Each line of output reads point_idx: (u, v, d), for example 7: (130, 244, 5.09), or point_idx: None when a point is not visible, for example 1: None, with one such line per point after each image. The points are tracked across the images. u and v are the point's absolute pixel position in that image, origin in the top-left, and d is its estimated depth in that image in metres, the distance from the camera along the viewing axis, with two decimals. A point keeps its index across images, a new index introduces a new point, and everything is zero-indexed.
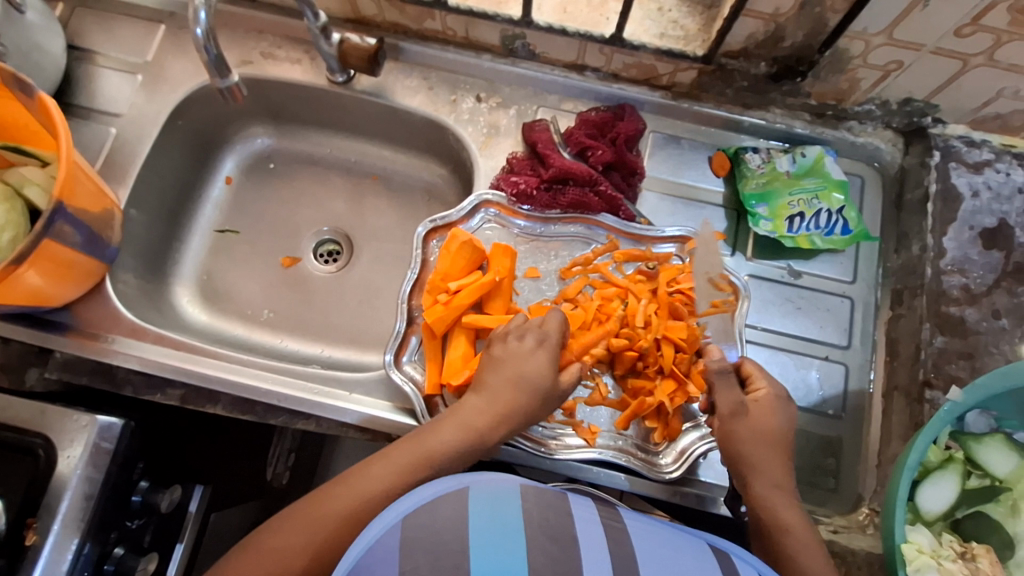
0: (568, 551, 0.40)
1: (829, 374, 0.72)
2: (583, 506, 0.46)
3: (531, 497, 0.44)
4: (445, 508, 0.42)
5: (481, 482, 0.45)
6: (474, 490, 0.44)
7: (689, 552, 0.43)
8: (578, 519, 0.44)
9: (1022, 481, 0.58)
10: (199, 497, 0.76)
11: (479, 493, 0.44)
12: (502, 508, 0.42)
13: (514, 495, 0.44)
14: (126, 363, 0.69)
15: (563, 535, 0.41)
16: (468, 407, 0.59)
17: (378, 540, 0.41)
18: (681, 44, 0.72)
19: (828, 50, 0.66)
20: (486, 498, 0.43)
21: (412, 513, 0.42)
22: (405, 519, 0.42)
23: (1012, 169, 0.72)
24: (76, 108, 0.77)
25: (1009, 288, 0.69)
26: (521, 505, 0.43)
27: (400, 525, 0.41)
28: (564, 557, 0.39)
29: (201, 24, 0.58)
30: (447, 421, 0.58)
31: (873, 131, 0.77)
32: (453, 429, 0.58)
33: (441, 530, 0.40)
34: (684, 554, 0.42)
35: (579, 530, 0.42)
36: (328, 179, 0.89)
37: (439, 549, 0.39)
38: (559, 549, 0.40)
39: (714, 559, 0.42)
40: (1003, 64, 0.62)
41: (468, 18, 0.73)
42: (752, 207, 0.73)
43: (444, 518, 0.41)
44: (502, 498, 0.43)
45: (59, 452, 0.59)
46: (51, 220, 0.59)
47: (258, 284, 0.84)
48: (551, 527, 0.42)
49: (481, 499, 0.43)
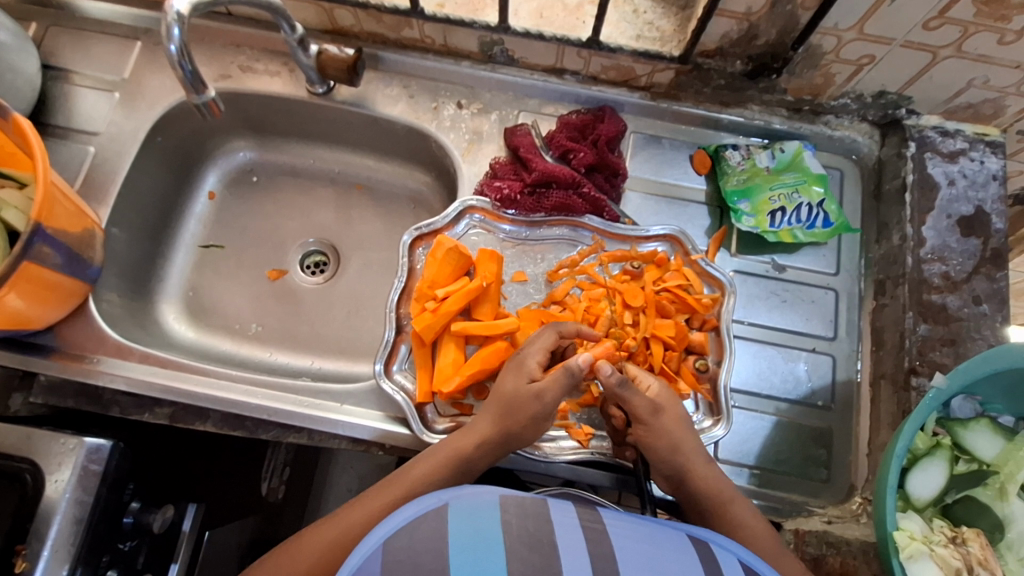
0: (549, 557, 0.40)
1: (817, 365, 0.72)
2: (562, 511, 0.46)
3: (510, 507, 0.44)
4: (424, 528, 0.42)
5: (459, 496, 0.45)
6: (453, 506, 0.44)
7: (667, 544, 0.44)
8: (558, 524, 0.44)
9: (1008, 463, 0.59)
10: (193, 515, 0.74)
11: (459, 509, 0.44)
12: (483, 521, 0.42)
13: (494, 508, 0.44)
14: (113, 383, 0.68)
15: (543, 540, 0.42)
16: (467, 452, 0.59)
17: (359, 566, 0.40)
18: (657, 45, 0.73)
19: (801, 47, 0.67)
20: (464, 514, 0.43)
21: (391, 536, 0.41)
22: (386, 543, 0.41)
23: (985, 157, 0.73)
24: (53, 128, 0.76)
25: (989, 274, 0.70)
26: (501, 518, 0.43)
27: (381, 551, 0.40)
28: (544, 562, 0.39)
29: (176, 41, 0.57)
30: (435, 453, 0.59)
31: (850, 124, 0.78)
32: (446, 472, 0.58)
33: (421, 548, 0.40)
34: (664, 547, 0.43)
35: (558, 536, 0.42)
36: (313, 190, 0.88)
37: (421, 564, 0.39)
38: (539, 558, 0.40)
39: (694, 550, 0.43)
40: (971, 55, 0.63)
41: (445, 25, 0.74)
42: (734, 203, 0.74)
43: (423, 539, 0.41)
44: (481, 511, 0.44)
45: (46, 477, 0.59)
46: (30, 241, 0.58)
47: (245, 298, 0.83)
48: (530, 535, 0.42)
49: (461, 517, 0.43)
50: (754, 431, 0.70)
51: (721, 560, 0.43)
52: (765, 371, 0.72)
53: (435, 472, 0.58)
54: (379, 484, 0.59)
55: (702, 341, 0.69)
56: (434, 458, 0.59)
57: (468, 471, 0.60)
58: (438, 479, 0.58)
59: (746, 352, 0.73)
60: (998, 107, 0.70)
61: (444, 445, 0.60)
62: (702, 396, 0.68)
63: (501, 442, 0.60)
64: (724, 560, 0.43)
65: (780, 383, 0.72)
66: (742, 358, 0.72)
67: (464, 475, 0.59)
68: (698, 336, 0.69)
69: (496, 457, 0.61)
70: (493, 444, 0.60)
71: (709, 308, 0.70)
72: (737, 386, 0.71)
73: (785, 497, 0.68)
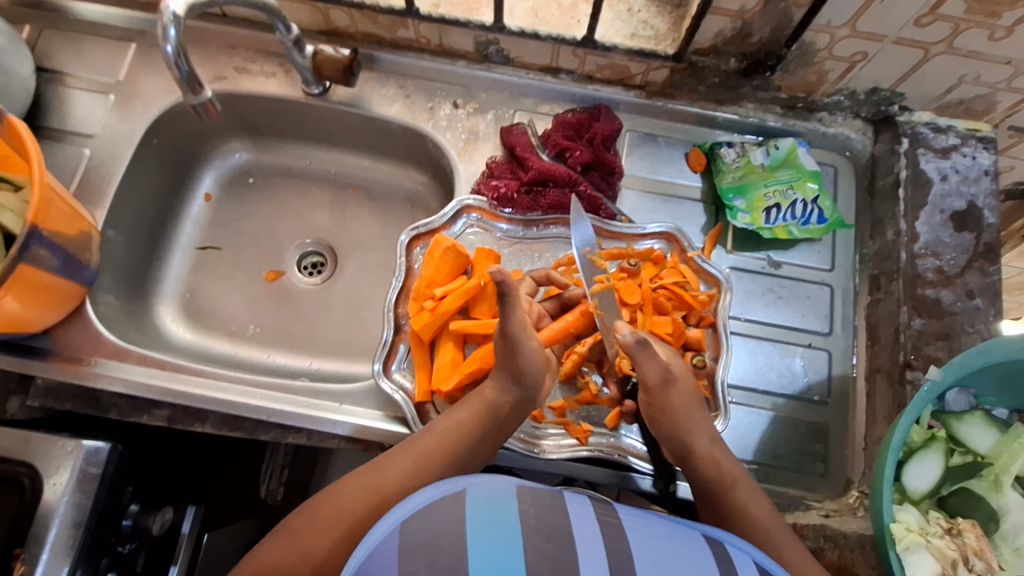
0: (565, 550, 0.41)
1: (814, 361, 0.73)
2: (579, 504, 0.46)
3: (527, 498, 0.45)
4: (441, 511, 0.43)
5: (477, 483, 0.46)
6: (471, 491, 0.45)
7: (681, 542, 0.44)
8: (573, 517, 0.44)
9: (1002, 455, 0.59)
10: (192, 517, 0.75)
11: (477, 494, 0.44)
12: (500, 511, 0.43)
13: (511, 497, 0.44)
14: (111, 386, 0.68)
15: (560, 533, 0.42)
16: (487, 395, 0.62)
17: (376, 548, 0.41)
18: (652, 43, 0.73)
19: (794, 45, 0.67)
20: (483, 501, 0.44)
21: (410, 518, 0.43)
22: (403, 525, 0.42)
23: (978, 152, 0.74)
24: (47, 131, 0.76)
25: (982, 268, 0.71)
26: (517, 508, 0.43)
27: (398, 531, 0.42)
28: (561, 555, 0.40)
29: (173, 41, 0.57)
30: (468, 406, 0.62)
31: (843, 121, 0.79)
32: (473, 419, 0.60)
33: (438, 530, 0.41)
34: (679, 544, 0.44)
35: (576, 529, 0.43)
36: (309, 191, 0.88)
37: (439, 550, 0.39)
38: (555, 548, 0.41)
39: (710, 549, 0.44)
40: (962, 51, 0.63)
41: (440, 25, 0.74)
42: (729, 200, 0.74)
43: (441, 523, 0.42)
44: (500, 499, 0.44)
45: (45, 480, 0.59)
46: (27, 244, 0.58)
47: (242, 299, 0.83)
48: (547, 526, 0.42)
49: (479, 502, 0.44)
50: (752, 427, 0.71)
51: (736, 561, 0.44)
52: (762, 366, 0.72)
53: (463, 418, 0.60)
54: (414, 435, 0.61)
55: (700, 338, 0.69)
56: (462, 407, 0.62)
57: (493, 417, 0.61)
58: (465, 424, 0.60)
59: (743, 348, 0.73)
60: (989, 102, 0.71)
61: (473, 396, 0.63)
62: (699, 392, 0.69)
63: (512, 381, 0.61)
64: (739, 561, 0.44)
65: (777, 379, 0.72)
66: (739, 354, 0.73)
67: (491, 420, 0.61)
68: (696, 333, 0.69)
69: (520, 400, 0.62)
70: (508, 385, 0.61)
71: (706, 305, 0.70)
72: (734, 382, 0.72)
73: (783, 491, 0.69)
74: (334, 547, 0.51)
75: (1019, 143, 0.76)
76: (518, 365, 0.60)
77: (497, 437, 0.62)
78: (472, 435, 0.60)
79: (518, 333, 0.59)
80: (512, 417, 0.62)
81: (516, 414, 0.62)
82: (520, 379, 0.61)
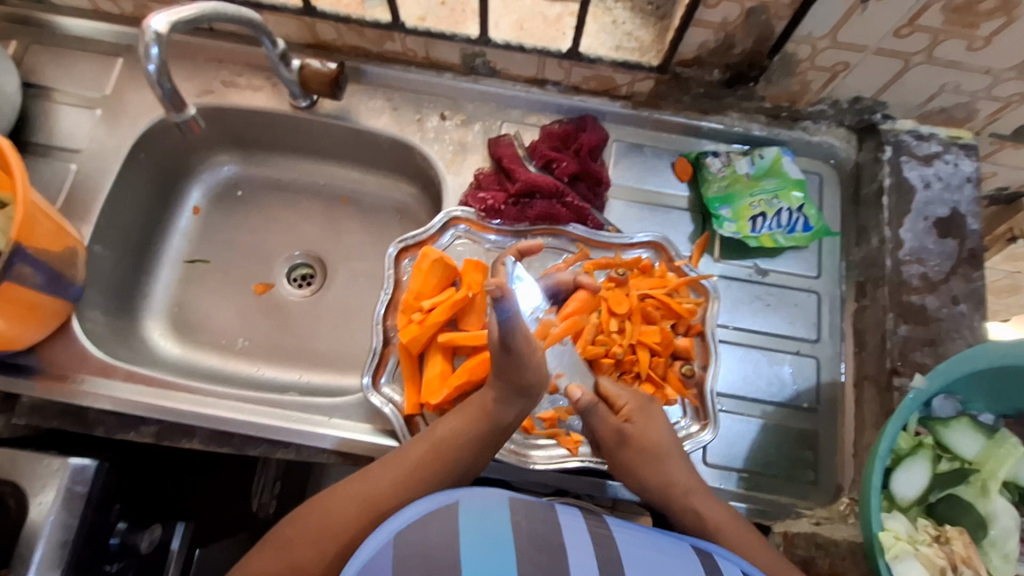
0: (556, 560, 0.41)
1: (802, 368, 0.73)
2: (569, 515, 0.47)
3: (519, 510, 0.46)
4: (437, 522, 0.43)
5: (471, 496, 0.47)
6: (465, 504, 0.46)
7: (672, 553, 0.45)
8: (566, 528, 0.45)
9: (989, 461, 0.60)
10: (182, 534, 0.76)
11: (471, 508, 0.45)
12: (494, 520, 0.44)
13: (504, 508, 0.45)
14: (97, 403, 0.67)
15: (551, 544, 0.43)
16: (488, 406, 0.60)
17: (372, 558, 0.41)
18: (636, 55, 0.74)
19: (777, 56, 0.68)
20: (477, 513, 0.45)
21: (405, 529, 0.43)
22: (397, 536, 0.43)
23: (959, 159, 0.75)
24: (34, 146, 0.76)
25: (966, 274, 0.71)
26: (511, 519, 0.44)
27: (392, 543, 0.42)
28: (553, 563, 0.41)
29: (155, 60, 0.57)
30: (462, 412, 0.61)
31: (827, 129, 0.79)
32: (473, 428, 0.60)
33: (435, 542, 0.42)
34: (665, 554, 0.45)
35: (567, 539, 0.44)
36: (298, 203, 0.88)
37: (433, 559, 0.40)
38: (548, 559, 0.41)
39: (698, 560, 0.45)
40: (942, 61, 0.64)
41: (427, 39, 0.74)
42: (716, 209, 0.75)
43: (436, 533, 0.42)
44: (493, 511, 0.45)
45: (30, 499, 0.58)
46: (10, 262, 0.58)
47: (231, 313, 0.83)
48: (540, 537, 0.43)
49: (473, 514, 0.44)
50: (741, 435, 0.71)
51: (725, 570, 0.45)
52: (751, 375, 0.73)
53: (462, 426, 0.60)
54: (410, 441, 0.60)
55: (688, 347, 0.69)
56: (460, 415, 0.61)
57: (493, 425, 0.61)
58: (464, 434, 0.60)
59: (732, 356, 0.73)
60: (970, 110, 0.72)
61: (468, 403, 0.62)
62: (688, 401, 0.69)
63: (516, 394, 0.60)
64: (726, 569, 0.45)
65: (766, 387, 0.72)
66: (728, 362, 0.73)
67: (492, 430, 0.61)
68: (684, 342, 0.70)
69: (523, 410, 0.61)
70: (512, 398, 0.60)
71: (693, 313, 0.71)
72: (723, 390, 0.72)
73: (773, 499, 0.69)
74: (328, 555, 0.51)
75: (1000, 149, 0.77)
76: (523, 376, 0.58)
77: (497, 443, 0.62)
78: (471, 444, 0.60)
79: (520, 349, 0.55)
80: (513, 423, 0.62)
81: (518, 420, 0.62)
82: (525, 391, 0.60)
